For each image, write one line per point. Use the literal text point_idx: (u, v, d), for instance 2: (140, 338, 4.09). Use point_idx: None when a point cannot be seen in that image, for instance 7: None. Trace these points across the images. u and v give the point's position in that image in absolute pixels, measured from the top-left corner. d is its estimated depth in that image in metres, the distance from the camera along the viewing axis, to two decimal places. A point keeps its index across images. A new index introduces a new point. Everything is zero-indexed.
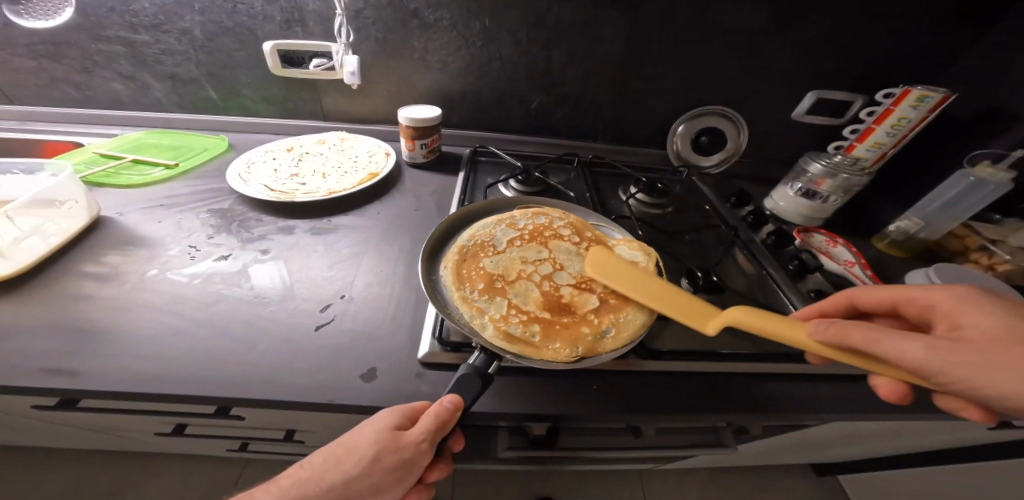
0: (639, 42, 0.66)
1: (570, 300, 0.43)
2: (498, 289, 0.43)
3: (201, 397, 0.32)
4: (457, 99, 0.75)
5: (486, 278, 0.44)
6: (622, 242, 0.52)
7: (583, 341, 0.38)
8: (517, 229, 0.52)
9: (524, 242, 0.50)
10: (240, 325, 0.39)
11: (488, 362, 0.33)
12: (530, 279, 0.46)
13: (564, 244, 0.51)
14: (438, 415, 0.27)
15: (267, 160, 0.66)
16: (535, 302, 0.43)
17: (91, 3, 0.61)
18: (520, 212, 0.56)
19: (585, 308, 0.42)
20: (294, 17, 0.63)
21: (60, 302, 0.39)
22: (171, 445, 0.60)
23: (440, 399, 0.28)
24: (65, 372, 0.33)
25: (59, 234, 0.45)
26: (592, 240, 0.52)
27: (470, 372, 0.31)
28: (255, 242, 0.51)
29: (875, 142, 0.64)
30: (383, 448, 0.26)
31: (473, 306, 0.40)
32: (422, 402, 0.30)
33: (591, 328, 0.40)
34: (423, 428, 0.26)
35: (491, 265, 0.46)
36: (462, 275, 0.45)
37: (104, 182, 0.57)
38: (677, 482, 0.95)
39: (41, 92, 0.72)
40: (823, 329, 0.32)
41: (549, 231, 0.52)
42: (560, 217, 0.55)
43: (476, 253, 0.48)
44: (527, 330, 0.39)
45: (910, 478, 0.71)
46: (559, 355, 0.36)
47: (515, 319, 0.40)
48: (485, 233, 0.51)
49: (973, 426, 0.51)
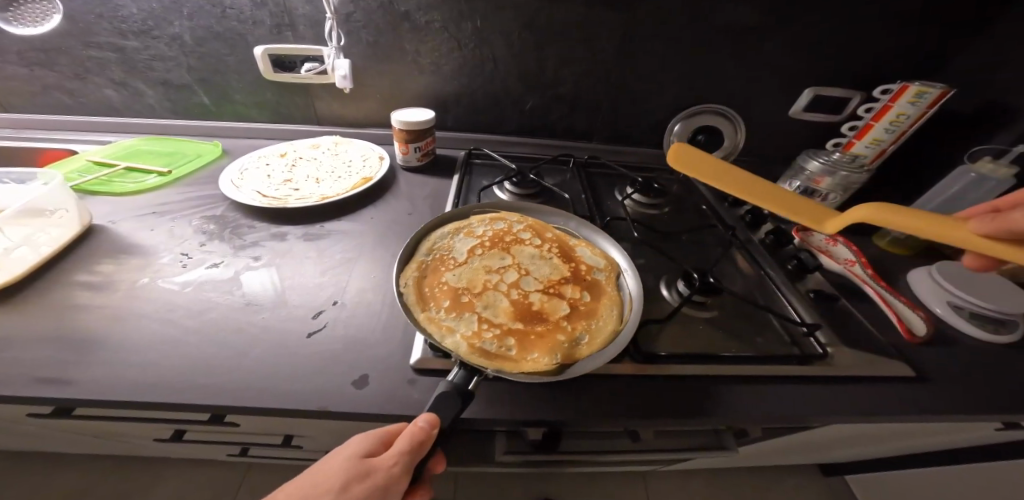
0: (632, 41, 0.66)
1: (541, 307, 0.44)
2: (464, 303, 0.43)
3: (188, 405, 0.32)
4: (451, 102, 0.74)
5: (451, 294, 0.44)
6: (581, 244, 0.54)
7: (560, 348, 0.38)
8: (476, 238, 0.53)
9: (486, 251, 0.51)
10: (230, 332, 0.39)
11: (467, 379, 0.33)
12: (496, 289, 0.46)
13: (525, 249, 0.52)
14: (413, 436, 0.26)
15: (260, 166, 0.66)
16: (505, 313, 0.43)
17: (79, 10, 0.61)
18: (478, 219, 0.56)
19: (556, 315, 0.43)
20: (284, 22, 0.63)
21: (54, 311, 0.39)
22: (172, 450, 0.60)
23: (416, 419, 0.27)
24: (55, 381, 0.33)
25: (50, 243, 0.45)
26: (553, 240, 0.54)
27: (448, 390, 0.31)
28: (247, 248, 0.50)
29: (874, 139, 0.63)
30: (355, 473, 0.25)
31: (441, 326, 0.39)
32: (397, 426, 0.30)
33: (566, 334, 0.41)
34: (398, 449, 0.26)
35: (454, 279, 0.46)
36: (426, 294, 0.43)
37: (97, 190, 0.58)
38: (679, 481, 0.95)
39: (36, 99, 0.72)
40: (991, 222, 0.30)
41: (509, 236, 0.53)
42: (519, 220, 0.57)
43: (437, 268, 0.47)
44: (503, 344, 0.38)
45: (917, 478, 0.70)
46: (539, 364, 0.36)
47: (488, 334, 0.39)
48: (445, 244, 0.51)
49: (981, 427, 0.50)
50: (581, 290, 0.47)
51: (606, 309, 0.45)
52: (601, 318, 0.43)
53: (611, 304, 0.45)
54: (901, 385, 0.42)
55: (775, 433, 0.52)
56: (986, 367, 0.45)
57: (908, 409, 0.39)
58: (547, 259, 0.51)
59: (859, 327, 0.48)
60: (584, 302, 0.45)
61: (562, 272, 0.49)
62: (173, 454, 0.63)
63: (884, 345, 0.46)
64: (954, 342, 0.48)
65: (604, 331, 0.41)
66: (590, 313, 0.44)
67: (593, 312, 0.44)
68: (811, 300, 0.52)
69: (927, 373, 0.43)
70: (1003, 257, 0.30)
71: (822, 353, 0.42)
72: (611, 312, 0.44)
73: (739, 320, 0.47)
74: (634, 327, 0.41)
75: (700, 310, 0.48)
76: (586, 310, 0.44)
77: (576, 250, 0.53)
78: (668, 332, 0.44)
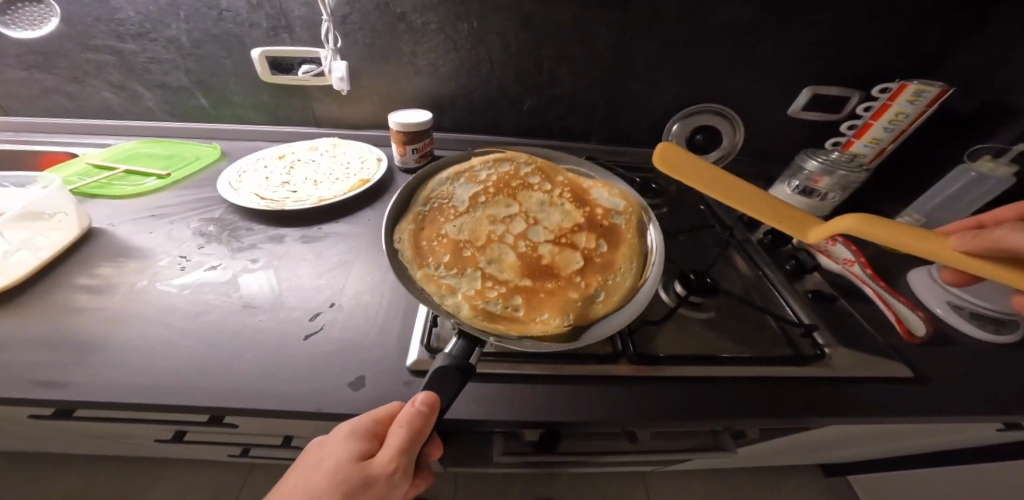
0: (628, 41, 0.65)
1: (551, 260, 0.46)
2: (467, 259, 0.44)
3: (186, 407, 0.32)
4: (448, 103, 0.74)
5: (452, 248, 0.45)
6: (597, 186, 0.55)
7: (572, 307, 0.40)
8: (480, 183, 0.54)
9: (490, 198, 0.52)
10: (227, 335, 0.39)
11: (466, 350, 0.32)
12: (501, 242, 0.47)
13: (533, 195, 0.53)
14: (409, 426, 0.26)
15: (258, 168, 0.66)
16: (511, 269, 0.44)
17: (76, 12, 0.61)
18: (479, 162, 0.56)
19: (567, 270, 0.45)
20: (280, 24, 0.63)
21: (52, 314, 0.40)
22: (173, 451, 0.61)
23: (407, 408, 0.26)
24: (54, 384, 0.33)
25: (49, 247, 0.45)
26: (564, 184, 0.55)
27: (445, 366, 0.30)
28: (245, 251, 0.51)
29: (874, 138, 0.62)
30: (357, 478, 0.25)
31: (442, 285, 0.41)
32: (381, 418, 0.28)
33: (578, 292, 0.42)
34: (397, 443, 0.25)
35: (454, 231, 0.47)
36: (424, 248, 0.44)
37: (97, 193, 0.58)
38: (679, 482, 0.95)
39: (37, 102, 0.73)
40: (971, 240, 0.31)
41: (516, 181, 0.54)
42: (526, 162, 0.57)
43: (437, 218, 0.48)
44: (508, 303, 0.41)
45: (918, 478, 0.70)
46: (548, 325, 0.38)
47: (492, 292, 0.42)
48: (443, 193, 0.51)
49: (981, 428, 0.50)
50: (597, 239, 0.48)
51: (623, 262, 0.46)
52: (619, 272, 0.44)
53: (629, 256, 0.46)
54: (898, 385, 0.41)
55: (773, 434, 0.52)
56: (985, 367, 0.44)
57: (907, 410, 0.39)
58: (558, 205, 0.52)
59: (857, 328, 0.48)
60: (599, 254, 0.47)
61: (575, 219, 0.50)
62: (174, 455, 0.63)
63: (883, 347, 0.45)
64: (952, 343, 0.47)
65: (618, 291, 0.42)
66: (607, 266, 0.45)
67: (608, 265, 0.46)
68: (809, 300, 0.52)
69: (926, 374, 0.43)
70: (976, 272, 0.32)
71: (819, 354, 0.42)
72: (629, 266, 0.45)
73: (736, 321, 0.47)
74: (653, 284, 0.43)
75: (696, 311, 0.48)
76: (601, 262, 0.46)
77: (592, 192, 0.54)
78: (665, 332, 0.45)
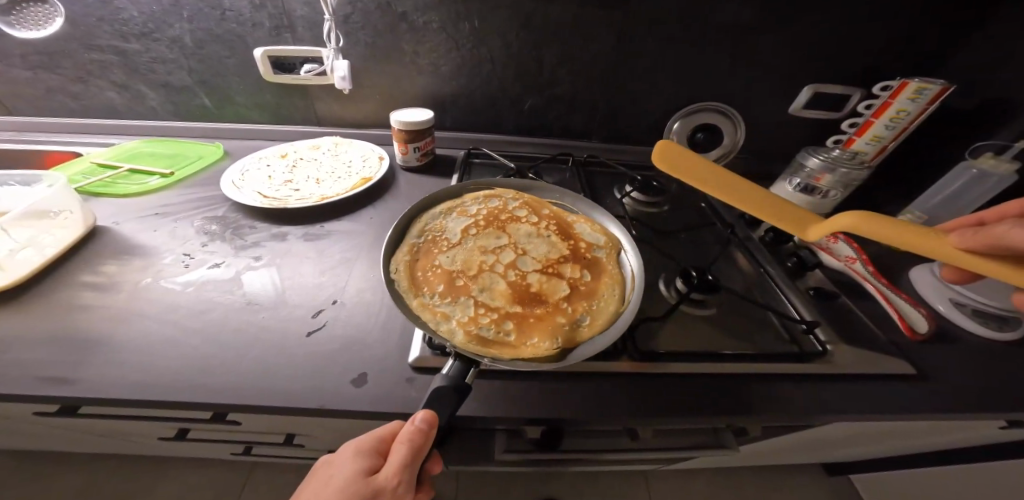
0: (630, 39, 0.65)
1: (540, 288, 0.45)
2: (459, 287, 0.43)
3: (190, 403, 0.33)
4: (450, 102, 0.75)
5: (445, 278, 0.44)
6: (580, 220, 0.55)
7: (561, 331, 0.39)
8: (470, 217, 0.53)
9: (480, 230, 0.51)
10: (230, 332, 0.39)
11: (463, 371, 0.32)
12: (492, 271, 0.46)
13: (521, 227, 0.52)
14: (411, 441, 0.26)
15: (261, 167, 0.66)
16: (502, 296, 0.43)
17: (80, 13, 0.62)
18: (470, 198, 0.57)
19: (555, 296, 0.44)
20: (283, 24, 0.64)
21: (57, 311, 0.40)
22: (177, 450, 0.61)
23: (409, 423, 0.27)
24: (60, 380, 0.33)
25: (54, 244, 0.46)
26: (550, 217, 0.54)
27: (444, 386, 0.30)
28: (248, 249, 0.51)
29: (875, 136, 0.63)
30: (364, 497, 0.25)
31: (436, 312, 0.39)
32: (389, 433, 0.29)
33: (566, 317, 0.41)
34: (398, 459, 0.25)
35: (447, 261, 0.46)
36: (418, 278, 0.43)
37: (101, 192, 0.58)
38: (682, 481, 0.95)
39: (41, 102, 0.73)
40: (972, 236, 0.31)
41: (504, 214, 0.54)
42: (514, 197, 0.57)
43: (430, 250, 0.47)
44: (500, 329, 0.39)
45: (922, 478, 0.70)
46: (539, 349, 0.37)
47: (485, 319, 0.40)
48: (437, 225, 0.51)
49: (984, 426, 0.50)
50: (581, 269, 0.48)
51: (607, 288, 0.46)
52: (602, 299, 0.44)
53: (612, 283, 0.46)
54: (899, 383, 0.41)
55: (775, 432, 0.52)
56: (987, 365, 0.44)
57: (907, 408, 0.39)
58: (545, 236, 0.51)
59: (858, 325, 0.48)
60: (585, 283, 0.46)
61: (561, 250, 0.49)
62: (176, 453, 0.63)
63: (885, 344, 0.45)
64: (955, 340, 0.47)
65: (606, 314, 0.42)
66: (591, 293, 0.45)
67: (593, 293, 0.45)
68: (811, 298, 0.52)
69: (927, 372, 0.43)
70: (977, 270, 0.32)
71: (821, 351, 0.42)
72: (613, 292, 0.45)
73: (738, 319, 0.47)
74: (635, 308, 0.42)
75: (698, 308, 0.48)
76: (586, 290, 0.45)
77: (575, 226, 0.54)
78: (666, 328, 0.45)
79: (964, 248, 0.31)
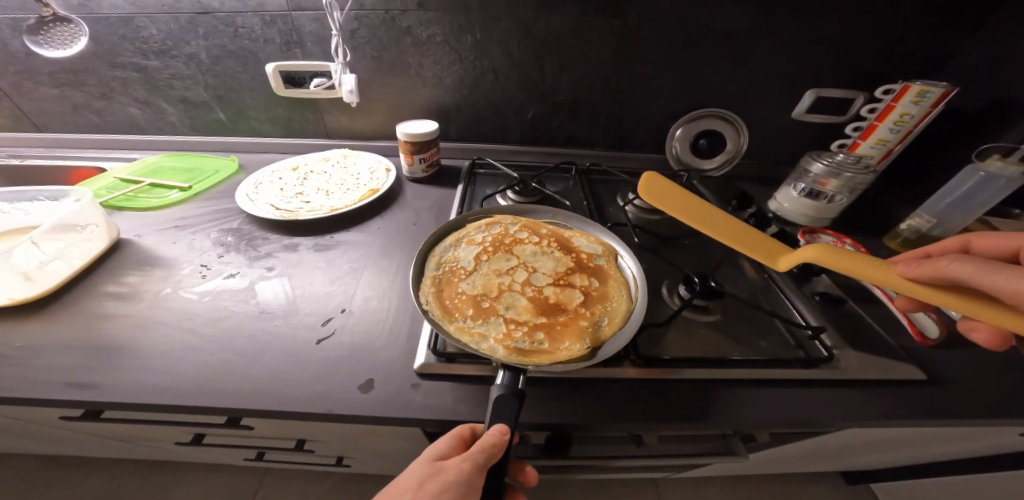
0: (629, 47, 0.66)
1: (557, 299, 0.45)
2: (487, 309, 0.43)
3: (207, 407, 0.34)
4: (454, 112, 0.77)
5: (473, 302, 0.44)
6: (576, 234, 0.56)
7: (586, 333, 0.41)
8: (478, 244, 0.53)
9: (491, 255, 0.51)
10: (242, 340, 0.41)
11: (514, 379, 0.33)
12: (512, 289, 0.47)
13: (527, 247, 0.53)
14: (487, 440, 0.27)
15: (274, 180, 0.69)
16: (527, 310, 0.44)
17: (103, 32, 0.66)
18: (473, 226, 0.56)
19: (573, 303, 0.45)
20: (293, 39, 0.66)
21: (81, 321, 0.42)
22: (193, 456, 0.63)
23: (490, 427, 0.28)
24: (85, 385, 0.35)
25: (80, 257, 0.48)
26: (550, 235, 0.55)
27: (501, 396, 0.30)
28: (261, 259, 0.53)
29: (880, 139, 0.62)
30: (431, 476, 0.27)
31: (473, 334, 0.40)
32: (473, 432, 0.31)
33: (587, 320, 0.43)
34: (472, 450, 0.27)
35: (469, 287, 0.46)
36: (448, 305, 0.43)
37: (123, 205, 0.61)
38: (693, 490, 0.93)
39: (69, 119, 0.78)
40: (915, 267, 0.31)
41: (508, 238, 0.54)
42: (512, 221, 0.57)
43: (450, 279, 0.47)
44: (533, 340, 0.40)
45: (947, 489, 0.67)
46: (572, 352, 0.38)
47: (518, 333, 0.40)
48: (450, 256, 0.51)
49: (1008, 432, 0.48)
50: (589, 278, 0.49)
51: (616, 291, 0.47)
52: (614, 300, 0.45)
53: (619, 286, 0.48)
54: (907, 387, 0.41)
55: (785, 439, 0.51)
56: (1003, 368, 0.43)
57: (919, 414, 0.38)
58: (549, 252, 0.52)
59: (867, 328, 0.48)
60: (594, 288, 0.47)
61: (567, 263, 0.50)
62: (189, 459, 0.65)
63: (894, 349, 0.45)
64: (967, 343, 0.47)
65: (621, 316, 0.43)
66: (603, 297, 0.46)
67: (605, 296, 0.46)
68: (816, 303, 0.51)
69: (939, 376, 0.42)
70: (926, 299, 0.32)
71: (828, 356, 0.42)
72: (621, 294, 0.46)
73: (742, 323, 0.47)
74: (644, 308, 0.44)
75: (701, 314, 0.48)
76: (598, 295, 0.46)
77: (574, 240, 0.55)
78: (673, 333, 0.45)
79: (909, 278, 0.32)
